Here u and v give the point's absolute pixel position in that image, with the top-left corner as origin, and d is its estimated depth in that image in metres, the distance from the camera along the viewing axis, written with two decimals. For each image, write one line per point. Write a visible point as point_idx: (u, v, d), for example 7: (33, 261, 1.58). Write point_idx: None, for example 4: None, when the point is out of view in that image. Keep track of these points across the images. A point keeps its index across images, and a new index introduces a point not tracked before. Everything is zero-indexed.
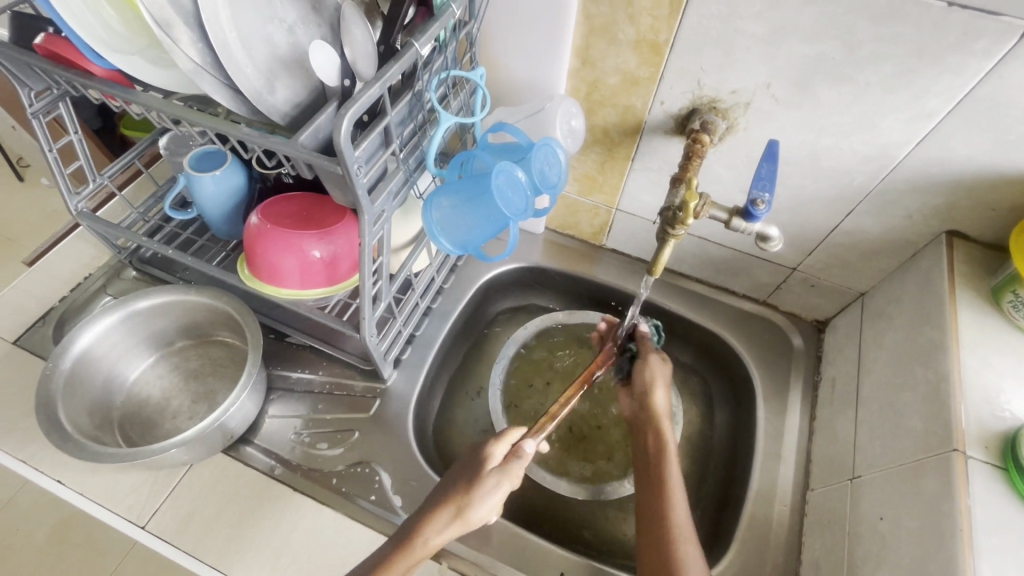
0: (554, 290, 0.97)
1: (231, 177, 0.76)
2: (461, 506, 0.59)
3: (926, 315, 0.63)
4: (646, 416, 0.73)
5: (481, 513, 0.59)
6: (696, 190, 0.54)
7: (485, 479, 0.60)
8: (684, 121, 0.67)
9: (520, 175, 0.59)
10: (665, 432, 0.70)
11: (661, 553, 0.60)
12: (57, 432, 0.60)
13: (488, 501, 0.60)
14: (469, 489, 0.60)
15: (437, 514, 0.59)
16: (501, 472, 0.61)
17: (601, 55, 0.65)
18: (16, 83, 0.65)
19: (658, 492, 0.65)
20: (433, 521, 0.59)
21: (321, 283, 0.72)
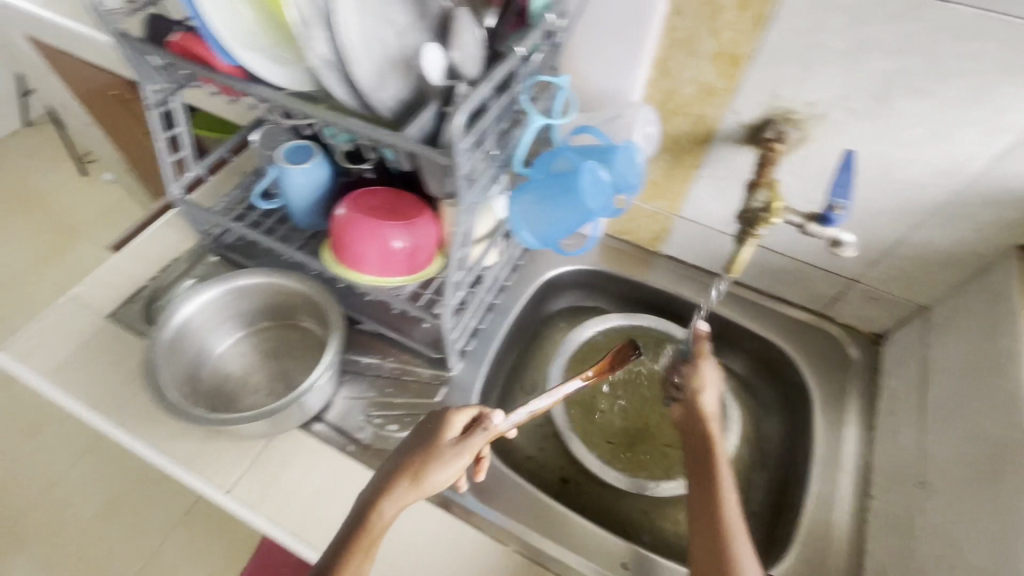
0: (610, 293, 1.00)
1: (318, 170, 0.81)
2: (415, 476, 0.61)
3: (998, 326, 0.64)
4: (694, 416, 0.73)
5: (437, 480, 0.62)
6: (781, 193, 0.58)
7: (441, 454, 0.63)
8: (757, 131, 0.70)
9: (605, 175, 0.61)
10: (716, 433, 0.70)
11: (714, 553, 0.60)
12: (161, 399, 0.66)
13: (443, 474, 0.62)
14: (429, 463, 0.62)
15: (395, 487, 0.61)
16: (459, 444, 0.63)
17: (679, 67, 0.68)
18: (139, 79, 0.71)
19: (710, 493, 0.64)
20: (393, 491, 0.60)
21: (400, 272, 0.77)
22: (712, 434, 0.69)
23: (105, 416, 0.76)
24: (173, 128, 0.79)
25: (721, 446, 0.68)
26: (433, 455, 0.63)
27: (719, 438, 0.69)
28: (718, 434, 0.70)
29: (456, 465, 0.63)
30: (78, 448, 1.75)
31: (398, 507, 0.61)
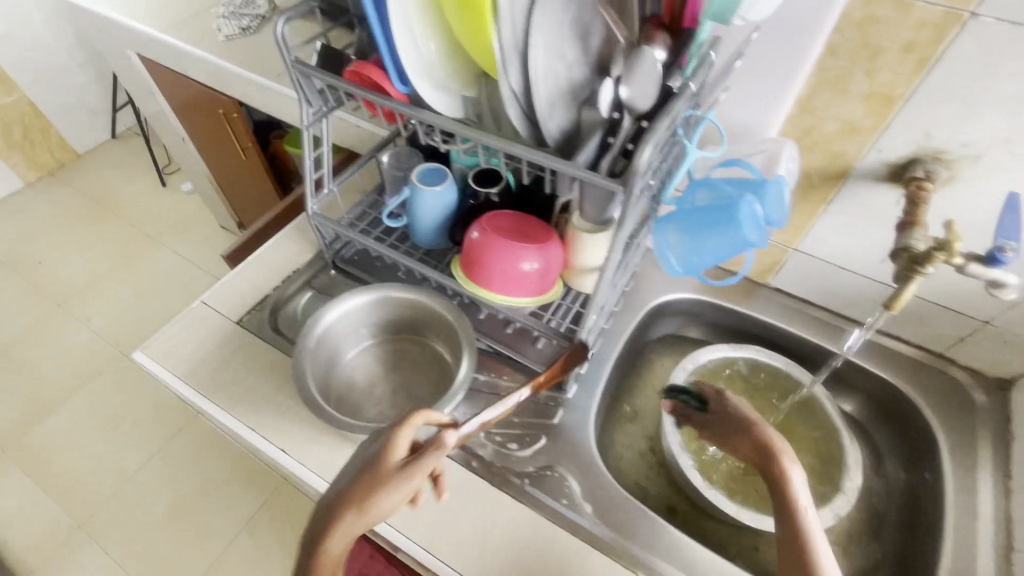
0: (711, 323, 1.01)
1: (450, 192, 0.85)
2: (360, 504, 0.56)
3: None
4: (761, 460, 0.63)
5: (382, 510, 0.56)
6: (960, 232, 0.58)
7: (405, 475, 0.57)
8: (900, 169, 0.70)
9: (760, 209, 0.63)
10: (793, 479, 0.60)
11: None
12: (313, 406, 0.69)
13: (392, 501, 0.56)
14: (363, 486, 0.57)
15: (356, 513, 0.56)
16: (399, 475, 0.57)
17: (824, 104, 0.70)
18: (301, 102, 0.76)
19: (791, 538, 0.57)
20: (338, 526, 0.56)
21: (531, 292, 0.79)
22: (786, 482, 0.60)
23: (240, 418, 0.79)
24: (319, 148, 0.84)
25: (799, 495, 0.59)
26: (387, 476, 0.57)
27: (796, 485, 0.59)
28: (798, 478, 0.60)
29: (406, 490, 0.57)
30: (151, 446, 1.81)
31: (364, 526, 0.56)
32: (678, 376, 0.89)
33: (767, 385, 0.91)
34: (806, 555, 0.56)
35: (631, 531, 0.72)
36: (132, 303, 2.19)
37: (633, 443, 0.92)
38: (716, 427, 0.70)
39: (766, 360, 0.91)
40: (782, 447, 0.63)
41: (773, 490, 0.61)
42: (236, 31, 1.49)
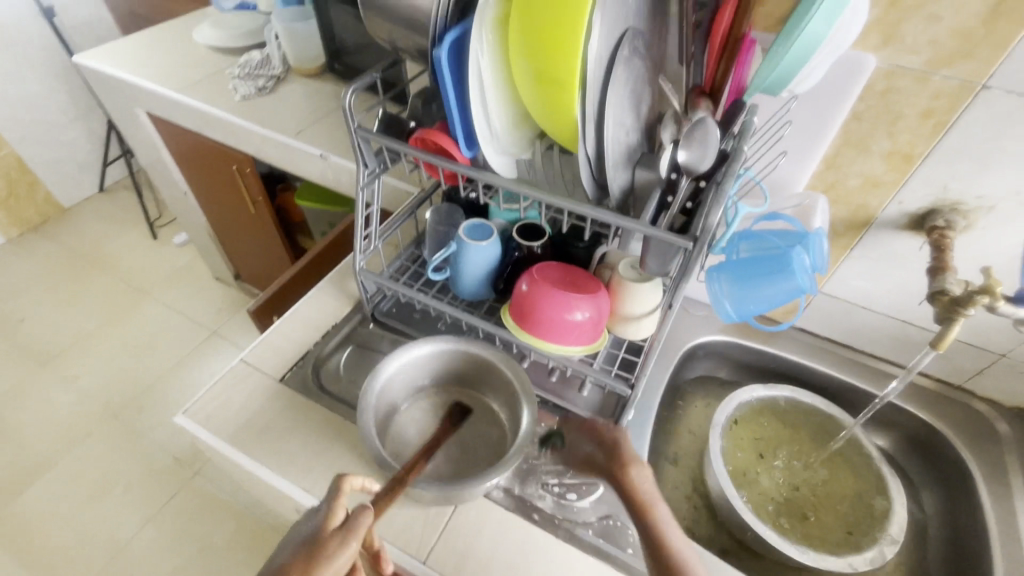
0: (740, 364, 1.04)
1: (495, 247, 0.88)
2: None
3: None
4: (605, 462, 0.67)
5: None
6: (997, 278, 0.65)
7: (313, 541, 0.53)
8: (920, 219, 0.77)
9: (807, 259, 0.68)
10: (637, 480, 0.63)
11: None
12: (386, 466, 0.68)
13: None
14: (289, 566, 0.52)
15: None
16: (349, 533, 0.53)
17: (848, 162, 0.76)
18: (359, 166, 0.79)
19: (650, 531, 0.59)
20: None
21: (582, 342, 0.82)
22: (628, 482, 0.63)
23: (291, 480, 0.78)
24: (368, 208, 0.87)
25: (644, 493, 0.62)
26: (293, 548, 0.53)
27: (644, 483, 0.63)
28: (642, 478, 0.63)
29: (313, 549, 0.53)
30: (144, 513, 1.70)
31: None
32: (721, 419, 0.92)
33: (802, 424, 0.95)
34: (668, 550, 0.57)
35: None
36: (122, 359, 2.11)
37: (678, 487, 0.93)
38: (573, 455, 0.74)
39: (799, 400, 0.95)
40: (635, 458, 0.65)
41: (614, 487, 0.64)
42: (253, 90, 1.53)
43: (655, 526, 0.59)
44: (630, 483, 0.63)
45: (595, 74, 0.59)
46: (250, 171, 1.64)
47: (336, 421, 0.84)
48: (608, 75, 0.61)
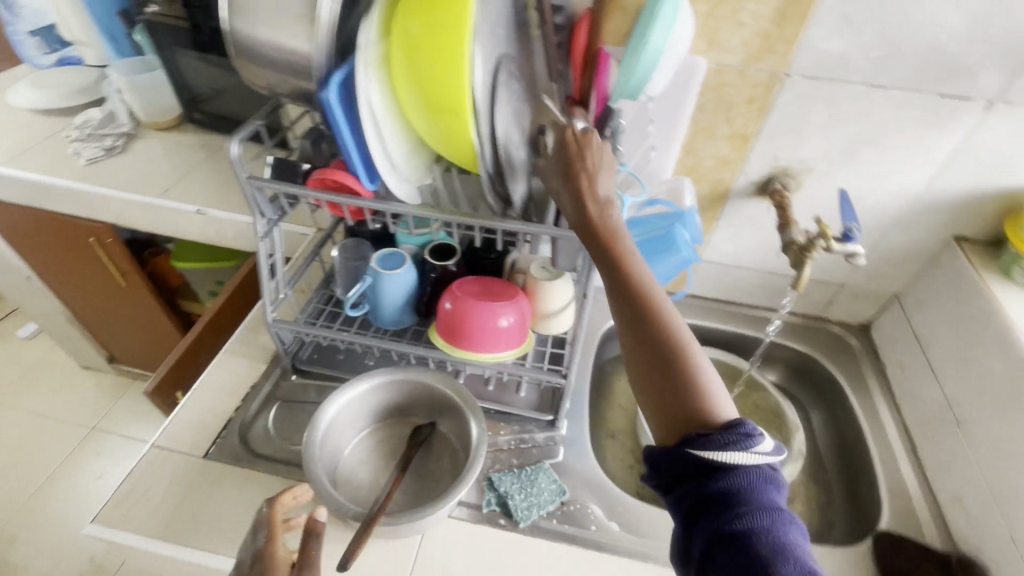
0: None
1: (410, 273, 0.89)
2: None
3: (962, 292, 0.88)
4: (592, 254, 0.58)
5: None
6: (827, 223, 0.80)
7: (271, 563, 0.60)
8: (763, 185, 0.92)
9: (687, 234, 0.79)
10: (628, 263, 0.57)
11: (680, 401, 0.51)
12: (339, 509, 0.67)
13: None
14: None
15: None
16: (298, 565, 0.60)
17: (702, 147, 0.90)
18: (256, 214, 0.77)
19: (652, 333, 0.53)
20: None
21: (511, 345, 0.86)
22: (627, 271, 0.56)
23: None
24: (272, 256, 0.84)
25: (644, 279, 0.56)
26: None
27: (603, 175, 0.61)
28: (635, 263, 0.57)
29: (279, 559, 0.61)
30: None
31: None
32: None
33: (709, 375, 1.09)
34: (640, 295, 0.55)
35: (656, 534, 0.79)
36: None
37: (622, 459, 1.01)
38: (555, 168, 0.62)
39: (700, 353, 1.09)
40: (622, 227, 0.59)
41: (608, 270, 0.57)
42: (100, 152, 1.38)
43: (622, 258, 0.57)
44: (636, 287, 0.56)
45: (483, 99, 0.63)
46: (113, 241, 1.47)
47: (280, 481, 0.80)
48: (494, 98, 0.66)
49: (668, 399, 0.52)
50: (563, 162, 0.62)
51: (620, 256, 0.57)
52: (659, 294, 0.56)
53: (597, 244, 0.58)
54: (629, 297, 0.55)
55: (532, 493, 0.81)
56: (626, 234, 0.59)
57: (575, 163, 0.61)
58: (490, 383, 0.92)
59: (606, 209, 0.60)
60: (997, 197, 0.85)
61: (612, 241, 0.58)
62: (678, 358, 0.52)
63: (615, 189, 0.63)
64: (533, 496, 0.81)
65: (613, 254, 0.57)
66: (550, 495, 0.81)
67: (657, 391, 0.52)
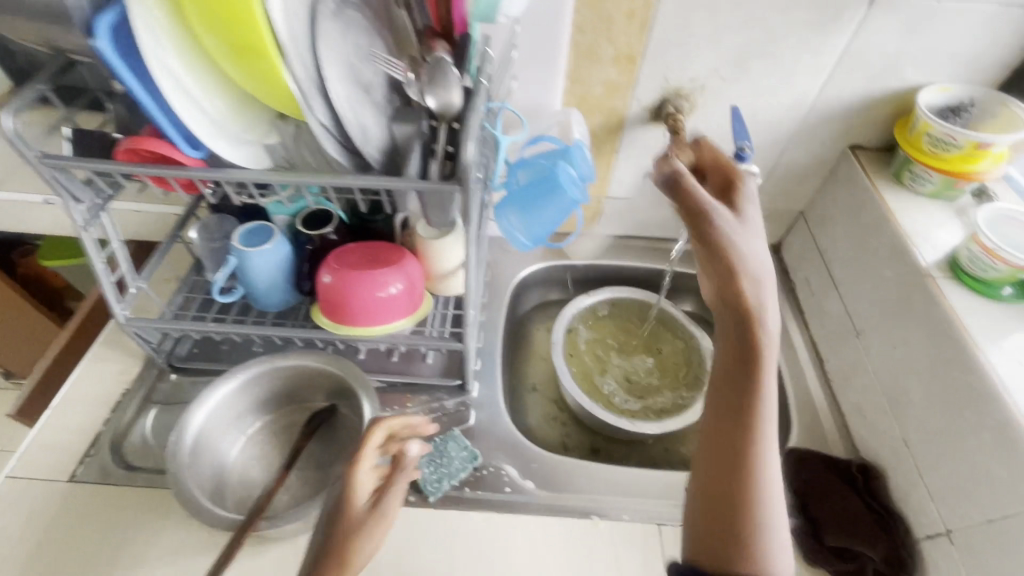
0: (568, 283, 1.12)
1: (282, 247, 0.80)
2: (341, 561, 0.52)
3: (859, 203, 0.87)
4: (731, 307, 0.53)
5: (364, 553, 0.52)
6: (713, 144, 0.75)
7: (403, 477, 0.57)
8: (657, 110, 0.86)
9: (573, 171, 0.72)
10: (768, 347, 0.51)
11: (735, 547, 0.47)
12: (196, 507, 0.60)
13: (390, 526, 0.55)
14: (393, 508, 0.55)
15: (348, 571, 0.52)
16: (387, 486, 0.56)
17: (588, 73, 0.82)
18: (67, 202, 0.64)
19: (738, 447, 0.50)
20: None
21: (403, 313, 0.79)
22: (757, 393, 0.51)
23: None
24: (108, 247, 0.72)
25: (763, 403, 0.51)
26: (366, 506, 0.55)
27: (755, 243, 0.54)
28: (773, 354, 0.52)
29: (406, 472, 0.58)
30: None
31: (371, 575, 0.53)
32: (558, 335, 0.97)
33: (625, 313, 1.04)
34: (748, 399, 0.51)
35: (572, 486, 0.78)
36: None
37: (544, 411, 0.99)
38: (704, 221, 0.55)
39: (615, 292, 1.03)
40: (761, 299, 0.52)
41: (739, 332, 0.52)
42: None
43: (764, 349, 0.51)
44: (754, 440, 0.50)
45: (296, 32, 0.53)
46: None
47: (161, 494, 0.72)
48: (314, 31, 0.55)
49: (731, 538, 0.47)
50: (682, 206, 0.56)
51: (768, 349, 0.51)
52: (770, 405, 0.51)
53: (738, 311, 0.52)
54: (744, 423, 0.50)
55: (442, 465, 0.77)
56: (774, 327, 0.53)
57: (693, 209, 0.55)
58: (386, 358, 0.85)
59: (717, 239, 0.53)
60: (887, 100, 0.83)
61: (753, 317, 0.52)
62: (751, 520, 0.48)
63: (750, 236, 0.55)
64: (442, 467, 0.77)
65: (753, 376, 0.51)
66: (460, 463, 0.78)
67: (717, 506, 0.49)
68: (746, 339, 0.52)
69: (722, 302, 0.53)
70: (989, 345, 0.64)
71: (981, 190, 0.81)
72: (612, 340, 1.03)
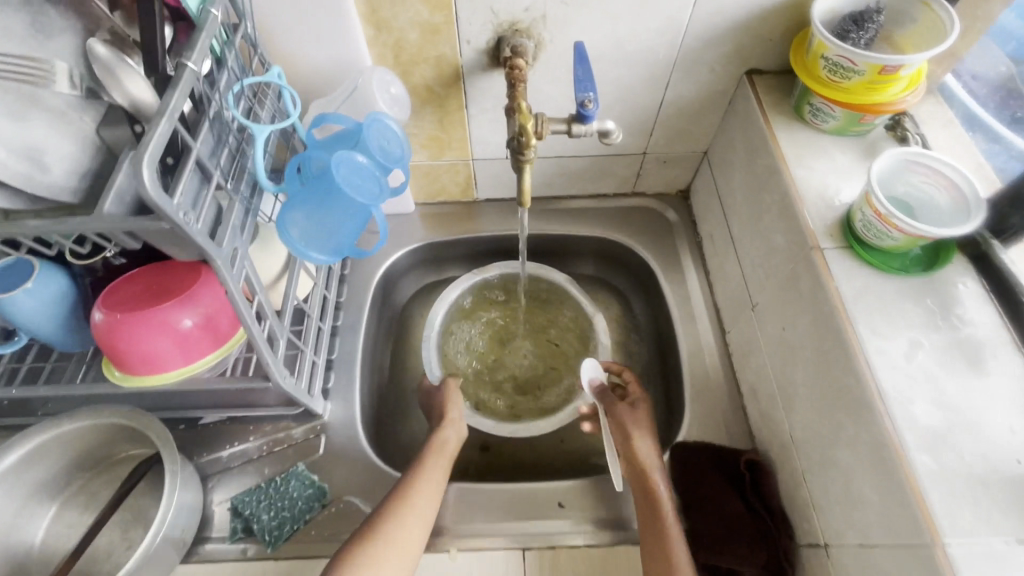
0: (453, 261, 0.97)
1: (50, 283, 0.64)
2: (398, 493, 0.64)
3: (755, 146, 0.70)
4: (644, 512, 0.65)
5: (448, 438, 0.72)
6: (527, 111, 0.57)
7: (451, 400, 0.77)
8: (495, 52, 0.67)
9: (361, 158, 0.56)
10: (673, 535, 0.62)
11: None
12: None
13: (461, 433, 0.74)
14: (452, 426, 0.74)
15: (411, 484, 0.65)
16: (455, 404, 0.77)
17: (391, 14, 0.63)
18: None
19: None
20: (430, 467, 0.67)
21: (206, 349, 0.66)
22: (668, 551, 0.60)
23: None
24: None
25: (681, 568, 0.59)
26: (439, 424, 0.75)
27: (659, 472, 0.67)
28: (677, 538, 0.62)
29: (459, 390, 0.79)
30: None
31: (431, 506, 0.64)
32: (433, 331, 0.85)
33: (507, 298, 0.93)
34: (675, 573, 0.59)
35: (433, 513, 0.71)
36: None
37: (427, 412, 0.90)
38: (623, 452, 0.70)
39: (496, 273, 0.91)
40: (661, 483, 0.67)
41: (650, 520, 0.64)
42: None
43: (666, 535, 0.62)
44: (662, 536, 0.62)
45: None
46: None
47: None
48: None
49: None
50: (619, 427, 0.71)
51: (667, 522, 0.63)
52: None
53: (653, 508, 0.64)
54: (658, 540, 0.62)
55: (282, 508, 0.70)
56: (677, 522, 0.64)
57: (625, 425, 0.71)
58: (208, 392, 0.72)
59: (630, 443, 0.70)
60: (784, 9, 0.64)
61: (660, 506, 0.64)
62: None
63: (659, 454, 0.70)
64: (284, 511, 0.69)
65: (671, 562, 0.59)
66: (305, 505, 0.70)
67: None
68: (659, 521, 0.63)
69: (642, 503, 0.66)
70: (874, 339, 0.52)
71: (896, 120, 0.65)
72: (495, 329, 0.92)
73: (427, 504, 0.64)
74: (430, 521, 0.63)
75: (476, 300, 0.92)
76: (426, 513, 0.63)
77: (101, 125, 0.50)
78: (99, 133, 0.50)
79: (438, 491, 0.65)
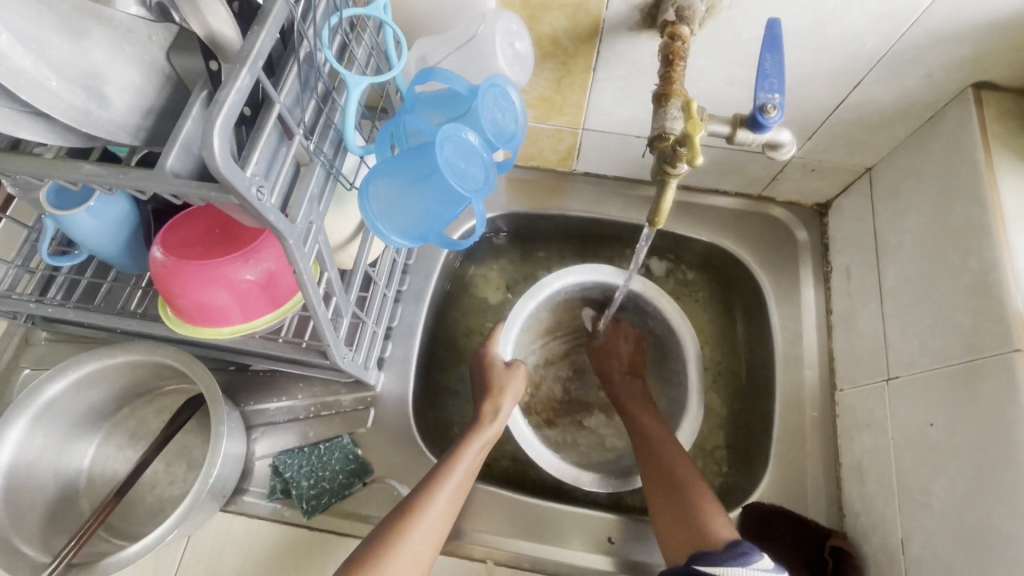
0: (517, 245, 0.88)
1: (113, 204, 0.59)
2: (429, 483, 0.58)
3: (958, 186, 0.55)
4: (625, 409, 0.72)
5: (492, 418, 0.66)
6: (699, 118, 0.44)
7: (507, 389, 0.68)
8: (653, 11, 0.53)
9: (472, 137, 0.46)
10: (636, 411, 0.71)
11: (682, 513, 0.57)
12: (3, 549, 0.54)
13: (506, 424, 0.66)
14: (491, 409, 0.66)
15: (445, 475, 0.59)
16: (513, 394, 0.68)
17: None
18: None
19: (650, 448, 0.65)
20: (462, 460, 0.61)
21: (264, 309, 0.59)
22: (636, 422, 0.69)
23: None
24: None
25: (650, 431, 0.67)
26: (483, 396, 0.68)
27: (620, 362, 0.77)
28: (643, 409, 0.71)
29: (517, 378, 0.69)
30: None
31: (453, 511, 0.58)
32: (533, 305, 0.76)
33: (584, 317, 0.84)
34: (647, 433, 0.67)
35: (475, 517, 0.67)
36: None
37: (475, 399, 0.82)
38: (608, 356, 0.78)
39: (614, 293, 0.79)
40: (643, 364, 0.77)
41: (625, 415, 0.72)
42: None
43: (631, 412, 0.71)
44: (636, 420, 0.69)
45: None
46: None
47: None
48: None
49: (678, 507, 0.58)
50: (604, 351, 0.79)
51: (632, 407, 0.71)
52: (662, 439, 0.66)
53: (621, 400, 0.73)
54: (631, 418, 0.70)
55: (323, 479, 0.67)
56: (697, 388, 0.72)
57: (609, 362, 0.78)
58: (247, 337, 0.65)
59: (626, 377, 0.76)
60: None
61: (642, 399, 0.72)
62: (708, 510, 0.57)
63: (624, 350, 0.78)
64: (324, 482, 0.66)
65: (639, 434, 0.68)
66: (346, 479, 0.67)
67: (658, 497, 0.61)
68: (628, 409, 0.72)
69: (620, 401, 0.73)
70: None
71: None
72: (566, 328, 0.84)
73: (453, 493, 0.58)
74: (449, 528, 0.57)
75: (575, 299, 0.81)
76: (443, 514, 0.57)
77: (171, 51, 0.40)
78: (169, 61, 0.40)
79: (469, 486, 0.60)
